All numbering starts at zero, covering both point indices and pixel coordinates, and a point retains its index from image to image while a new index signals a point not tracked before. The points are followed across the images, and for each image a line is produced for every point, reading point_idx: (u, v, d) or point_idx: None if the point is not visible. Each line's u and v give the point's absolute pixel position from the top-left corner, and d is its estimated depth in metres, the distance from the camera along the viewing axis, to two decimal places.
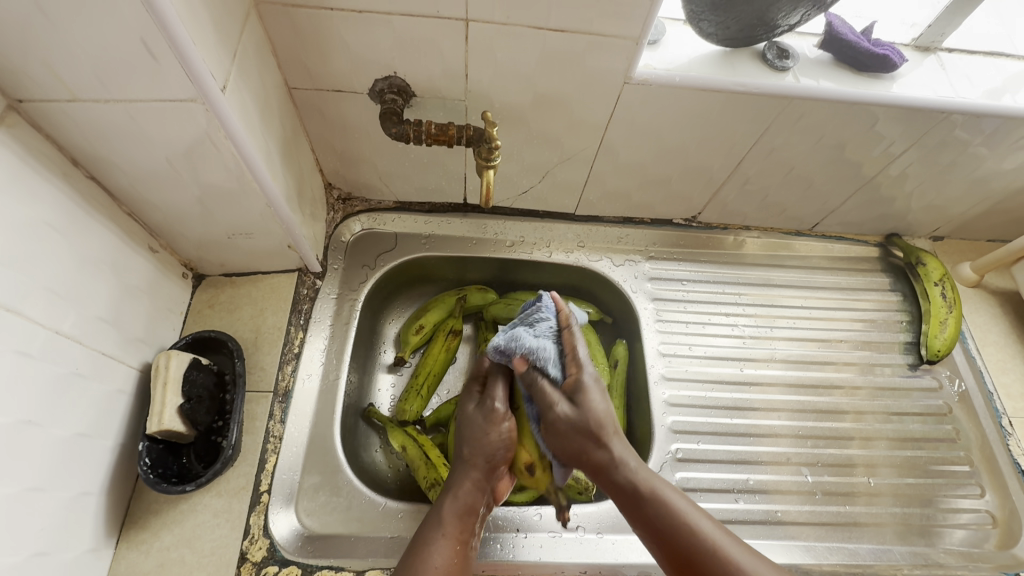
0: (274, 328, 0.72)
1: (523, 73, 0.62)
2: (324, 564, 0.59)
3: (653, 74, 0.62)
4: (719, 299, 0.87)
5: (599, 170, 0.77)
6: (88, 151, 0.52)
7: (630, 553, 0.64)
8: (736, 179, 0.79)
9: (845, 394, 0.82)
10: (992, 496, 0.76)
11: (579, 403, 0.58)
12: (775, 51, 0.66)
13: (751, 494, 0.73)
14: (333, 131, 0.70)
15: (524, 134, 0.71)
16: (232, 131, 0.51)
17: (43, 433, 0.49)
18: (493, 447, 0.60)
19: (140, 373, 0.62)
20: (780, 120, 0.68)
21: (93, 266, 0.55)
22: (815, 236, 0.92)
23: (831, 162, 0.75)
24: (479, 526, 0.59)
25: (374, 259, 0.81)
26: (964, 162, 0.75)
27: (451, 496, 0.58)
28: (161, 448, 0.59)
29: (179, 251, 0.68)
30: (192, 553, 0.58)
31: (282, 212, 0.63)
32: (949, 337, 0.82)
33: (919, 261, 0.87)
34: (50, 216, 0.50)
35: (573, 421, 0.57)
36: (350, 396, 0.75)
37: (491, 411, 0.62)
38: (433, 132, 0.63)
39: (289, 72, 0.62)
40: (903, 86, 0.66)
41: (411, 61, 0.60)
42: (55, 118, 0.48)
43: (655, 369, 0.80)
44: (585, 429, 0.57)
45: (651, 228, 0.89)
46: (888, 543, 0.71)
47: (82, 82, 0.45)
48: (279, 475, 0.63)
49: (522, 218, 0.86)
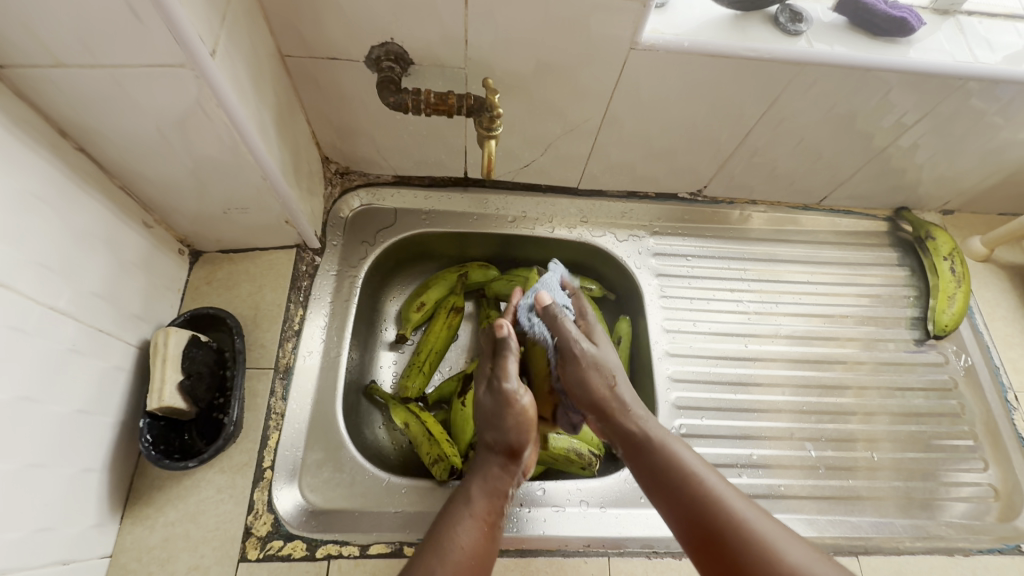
0: (273, 305, 0.71)
1: (526, 38, 0.59)
2: (328, 538, 0.59)
3: (661, 39, 0.59)
4: (724, 274, 0.85)
5: (604, 141, 0.75)
6: (74, 120, 0.50)
7: (633, 527, 0.64)
8: (744, 151, 0.77)
9: (848, 368, 0.82)
10: (995, 470, 0.76)
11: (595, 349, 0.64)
12: (789, 14, 0.64)
13: (754, 469, 0.73)
14: (330, 103, 0.68)
15: (527, 105, 0.69)
16: (223, 98, 0.49)
17: (42, 409, 0.49)
18: (510, 427, 0.59)
19: (138, 350, 0.61)
20: (792, 88, 0.65)
21: (84, 241, 0.54)
22: (822, 210, 0.91)
23: (841, 133, 0.73)
24: (506, 510, 0.57)
25: (374, 235, 0.80)
26: (978, 132, 0.73)
27: (479, 478, 0.57)
28: (161, 425, 0.59)
29: (174, 226, 0.67)
30: (197, 529, 0.59)
31: (279, 185, 0.62)
32: (957, 312, 0.81)
33: (928, 235, 0.86)
34: (37, 188, 0.48)
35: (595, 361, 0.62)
36: (352, 372, 0.75)
37: (502, 392, 0.61)
38: (432, 101, 0.61)
39: (281, 38, 0.59)
40: (920, 51, 0.64)
41: (409, 25, 0.58)
42: (38, 85, 0.46)
43: (659, 345, 0.80)
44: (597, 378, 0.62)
45: (655, 202, 0.87)
46: (890, 516, 0.72)
47: (66, 46, 0.43)
48: (284, 450, 0.64)
49: (525, 193, 0.84)
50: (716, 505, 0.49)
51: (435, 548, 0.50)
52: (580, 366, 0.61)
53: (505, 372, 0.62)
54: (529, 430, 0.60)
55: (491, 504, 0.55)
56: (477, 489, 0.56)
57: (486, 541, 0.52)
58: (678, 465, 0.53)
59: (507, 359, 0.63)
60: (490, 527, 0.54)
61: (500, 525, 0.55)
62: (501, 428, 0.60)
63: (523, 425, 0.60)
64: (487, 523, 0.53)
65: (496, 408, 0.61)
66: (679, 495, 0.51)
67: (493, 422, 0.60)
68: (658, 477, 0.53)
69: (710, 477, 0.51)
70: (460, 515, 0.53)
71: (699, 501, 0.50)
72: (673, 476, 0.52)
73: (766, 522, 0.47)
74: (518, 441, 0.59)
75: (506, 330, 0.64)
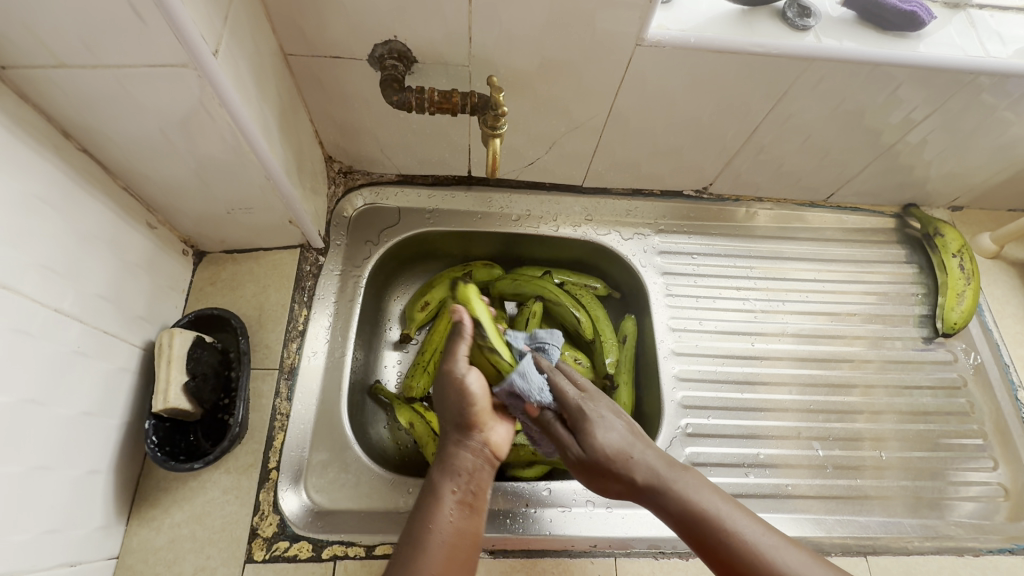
0: (276, 305, 0.70)
1: (530, 35, 0.59)
2: (334, 539, 0.59)
3: (667, 35, 0.59)
4: (730, 272, 0.85)
5: (608, 139, 0.74)
6: (77, 121, 0.49)
7: (640, 527, 0.63)
8: (751, 148, 0.76)
9: (856, 367, 0.81)
10: (1004, 469, 0.75)
11: (588, 442, 0.54)
12: (796, 10, 0.63)
13: (761, 469, 0.72)
14: (333, 102, 0.68)
15: (531, 103, 0.68)
16: (226, 98, 0.49)
17: (47, 411, 0.49)
18: (460, 404, 0.56)
19: (143, 351, 0.61)
20: (799, 84, 0.64)
21: (88, 242, 0.54)
22: (829, 208, 0.90)
23: (849, 130, 0.72)
24: (484, 485, 0.54)
25: (378, 235, 0.79)
26: (988, 128, 0.72)
27: (442, 459, 0.55)
28: (166, 426, 0.59)
29: (177, 227, 0.67)
30: (203, 530, 0.59)
31: (282, 184, 0.61)
32: (966, 309, 0.80)
33: (936, 231, 0.85)
34: (40, 190, 0.48)
35: (586, 462, 0.54)
36: (356, 372, 0.74)
37: (450, 372, 0.57)
38: (436, 100, 0.61)
39: (284, 36, 0.59)
40: (930, 46, 0.63)
41: (412, 23, 0.57)
42: (40, 85, 0.45)
43: (664, 344, 0.79)
44: (597, 468, 0.54)
45: (660, 200, 0.87)
46: (898, 515, 0.71)
47: (67, 46, 0.42)
48: (289, 452, 0.63)
49: (529, 191, 0.84)
50: (758, 562, 0.46)
51: (411, 542, 0.49)
52: (580, 466, 0.55)
53: (455, 355, 0.57)
54: (482, 399, 0.56)
55: (457, 483, 0.53)
56: (442, 469, 0.54)
57: (463, 520, 0.51)
58: (709, 520, 0.49)
59: (457, 342, 0.58)
60: (463, 506, 0.52)
61: (478, 500, 0.53)
62: (454, 404, 0.56)
63: (465, 397, 0.56)
64: (459, 501, 0.52)
65: (445, 388, 0.57)
66: (716, 549, 0.48)
67: (444, 402, 0.58)
68: (691, 530, 0.50)
69: (744, 526, 0.48)
70: (427, 501, 0.52)
71: (738, 556, 0.47)
72: (705, 531, 0.49)
73: (811, 567, 0.45)
74: (473, 412, 0.56)
75: (460, 313, 0.58)
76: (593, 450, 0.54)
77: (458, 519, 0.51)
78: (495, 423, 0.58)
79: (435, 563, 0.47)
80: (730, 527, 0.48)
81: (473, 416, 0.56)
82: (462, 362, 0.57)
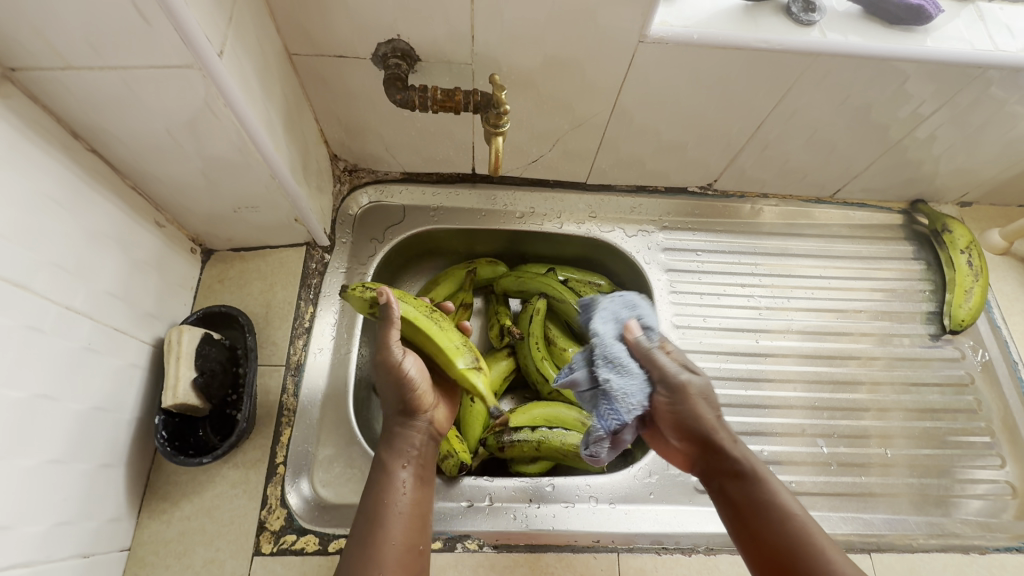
0: (284, 302, 0.72)
1: (532, 32, 0.59)
2: (340, 533, 0.60)
3: (670, 31, 0.58)
4: (734, 269, 0.85)
5: (612, 136, 0.74)
6: (86, 122, 0.50)
7: (642, 523, 0.64)
8: (755, 144, 0.76)
9: (862, 364, 0.81)
10: (1012, 467, 0.75)
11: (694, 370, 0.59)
12: (800, 5, 0.62)
13: (765, 465, 0.72)
14: (338, 101, 0.68)
15: (534, 101, 0.68)
16: (231, 100, 0.49)
17: (60, 406, 0.50)
18: (402, 391, 0.57)
19: (153, 348, 0.62)
20: (804, 79, 0.64)
21: (98, 240, 0.55)
22: (836, 204, 0.89)
23: (856, 125, 0.72)
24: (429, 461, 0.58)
25: (383, 233, 0.80)
26: (997, 123, 0.71)
27: (386, 444, 0.57)
28: (177, 421, 0.61)
29: (185, 225, 0.68)
30: (212, 523, 0.60)
31: (287, 182, 0.62)
32: (974, 306, 0.79)
33: (944, 228, 0.84)
34: (52, 189, 0.49)
35: (699, 391, 0.57)
36: (362, 369, 0.75)
37: (388, 362, 0.56)
38: (439, 98, 0.61)
39: (288, 36, 0.59)
40: (937, 40, 0.62)
41: (415, 23, 0.58)
42: (50, 86, 0.46)
43: (668, 341, 0.79)
44: (705, 396, 0.57)
45: (664, 197, 0.86)
46: (904, 513, 0.71)
47: (76, 49, 0.43)
48: (295, 447, 0.64)
49: (533, 188, 0.84)
50: (780, 517, 0.50)
51: (369, 520, 0.52)
52: (668, 405, 0.58)
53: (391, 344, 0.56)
54: (419, 385, 0.58)
55: (408, 462, 0.56)
56: (389, 449, 0.57)
57: (417, 491, 0.55)
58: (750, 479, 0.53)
59: (387, 327, 0.55)
60: (416, 483, 0.55)
61: (428, 475, 0.57)
62: (393, 389, 0.58)
63: (404, 386, 0.57)
64: (410, 479, 0.55)
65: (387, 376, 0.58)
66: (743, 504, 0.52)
67: (385, 387, 0.60)
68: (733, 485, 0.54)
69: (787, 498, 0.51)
70: (380, 481, 0.54)
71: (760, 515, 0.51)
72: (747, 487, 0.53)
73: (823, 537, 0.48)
74: (414, 395, 0.58)
75: (389, 299, 0.55)
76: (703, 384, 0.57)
77: (415, 493, 0.54)
78: (436, 401, 0.61)
79: (396, 534, 0.51)
80: (761, 486, 0.52)
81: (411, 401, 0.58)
82: (393, 347, 0.56)
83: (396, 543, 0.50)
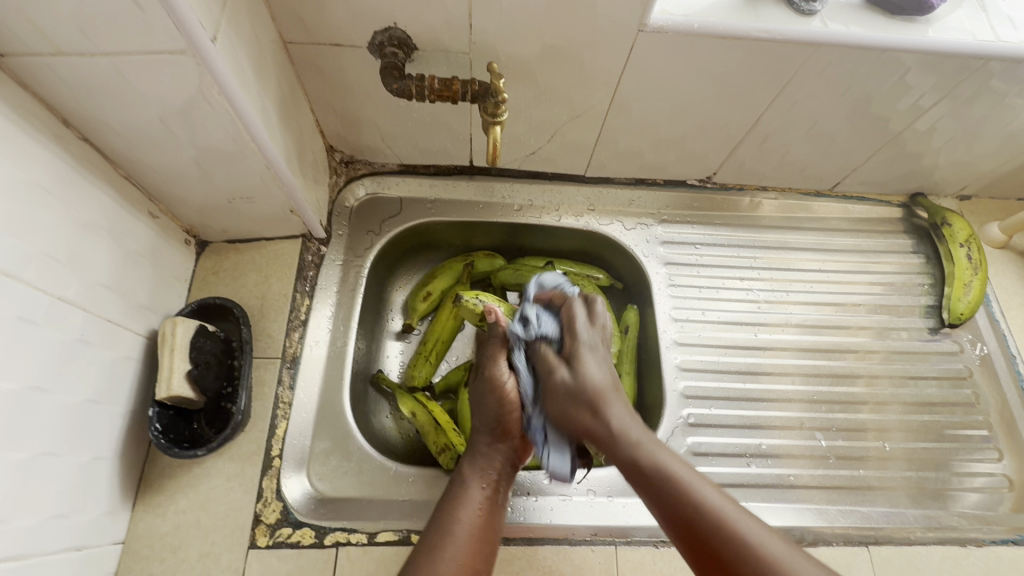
0: (279, 294, 0.71)
1: (531, 21, 0.58)
2: (336, 525, 0.60)
3: (670, 21, 0.58)
4: (733, 262, 0.84)
5: (611, 128, 0.74)
6: (77, 109, 0.49)
7: (640, 516, 0.64)
8: (755, 136, 0.75)
9: (860, 358, 0.80)
10: (1009, 461, 0.75)
11: (577, 371, 0.57)
12: None
13: (763, 459, 0.72)
14: (334, 91, 0.68)
15: (532, 91, 0.68)
16: (225, 87, 0.49)
17: (52, 398, 0.49)
18: (496, 412, 0.60)
19: (146, 340, 0.62)
20: (805, 70, 0.63)
21: (90, 231, 0.54)
22: (835, 197, 0.89)
23: (856, 117, 0.71)
24: (506, 490, 0.58)
25: (380, 225, 0.79)
26: (997, 115, 0.70)
27: (469, 456, 0.59)
28: (171, 414, 0.60)
29: (179, 216, 0.67)
30: (207, 516, 0.59)
31: (283, 173, 0.61)
32: (973, 300, 0.79)
33: (944, 221, 0.83)
34: (42, 178, 0.48)
35: (570, 387, 0.56)
36: (358, 362, 0.75)
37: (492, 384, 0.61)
38: (437, 88, 0.61)
39: (283, 24, 0.58)
40: (939, 30, 0.61)
41: (412, 11, 0.57)
42: (39, 72, 0.45)
43: (667, 334, 0.79)
44: (581, 396, 0.55)
45: (663, 189, 0.86)
46: (901, 506, 0.71)
47: (66, 34, 0.42)
48: (291, 441, 0.64)
49: (531, 181, 0.83)
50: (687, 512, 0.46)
51: (439, 525, 0.52)
52: (562, 391, 0.56)
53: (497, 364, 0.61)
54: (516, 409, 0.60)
55: (486, 477, 0.57)
56: (471, 462, 0.59)
57: (488, 515, 0.54)
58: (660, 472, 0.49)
59: (496, 345, 0.61)
60: (491, 499, 0.56)
61: (501, 500, 0.57)
62: (489, 411, 0.60)
63: (502, 407, 0.60)
64: (487, 493, 0.56)
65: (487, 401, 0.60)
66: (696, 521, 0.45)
67: (481, 410, 0.61)
68: (641, 480, 0.50)
69: (706, 490, 0.47)
70: (458, 484, 0.56)
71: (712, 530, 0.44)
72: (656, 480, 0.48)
73: (779, 544, 0.42)
74: (506, 418, 0.60)
75: (495, 316, 0.62)
76: (580, 378, 0.56)
77: (487, 514, 0.54)
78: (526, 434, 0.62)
79: (459, 552, 0.50)
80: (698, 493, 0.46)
81: (504, 425, 0.60)
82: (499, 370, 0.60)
83: (458, 562, 0.49)
